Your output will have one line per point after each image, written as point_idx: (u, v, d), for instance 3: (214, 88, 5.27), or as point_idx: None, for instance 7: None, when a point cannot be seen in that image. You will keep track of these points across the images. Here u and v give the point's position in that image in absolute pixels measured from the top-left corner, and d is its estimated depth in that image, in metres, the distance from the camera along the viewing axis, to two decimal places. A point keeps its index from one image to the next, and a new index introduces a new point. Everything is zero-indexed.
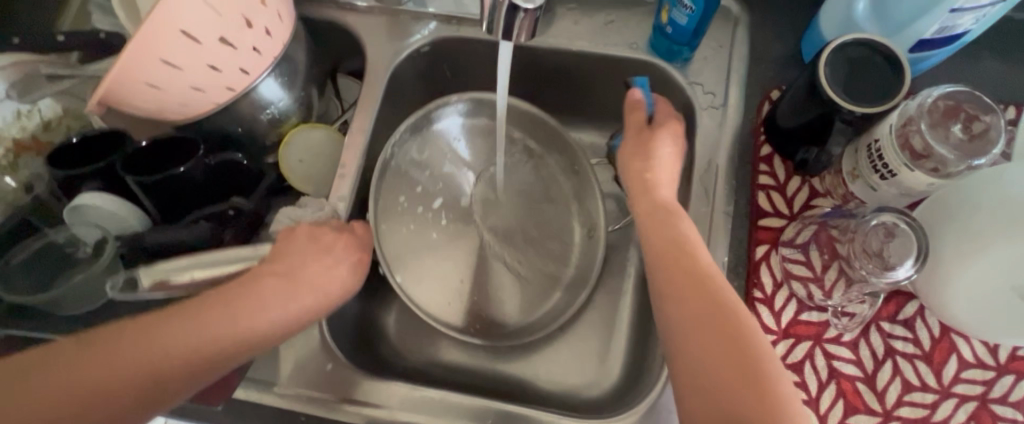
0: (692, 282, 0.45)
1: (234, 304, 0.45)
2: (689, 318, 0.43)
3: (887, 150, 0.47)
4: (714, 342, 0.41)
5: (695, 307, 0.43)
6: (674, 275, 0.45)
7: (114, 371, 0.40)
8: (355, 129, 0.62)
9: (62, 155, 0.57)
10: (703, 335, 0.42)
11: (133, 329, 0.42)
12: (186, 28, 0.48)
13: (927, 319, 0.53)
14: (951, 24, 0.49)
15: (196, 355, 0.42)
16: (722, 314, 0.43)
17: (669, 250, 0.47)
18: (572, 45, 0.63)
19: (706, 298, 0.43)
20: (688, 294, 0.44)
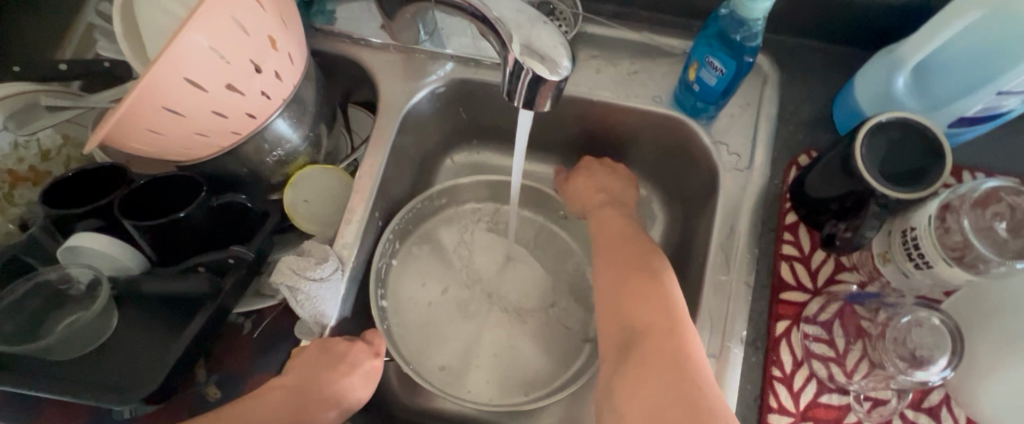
0: (626, 256, 0.54)
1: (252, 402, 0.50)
2: (617, 278, 0.52)
3: (925, 241, 0.45)
4: (635, 294, 0.50)
5: (624, 271, 0.52)
6: (610, 252, 0.55)
7: None
8: (364, 174, 0.60)
9: (59, 194, 0.55)
10: (626, 290, 0.50)
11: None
12: (190, 75, 0.45)
13: (954, 410, 0.50)
14: (996, 105, 0.47)
15: None
16: (647, 275, 0.51)
17: (611, 237, 0.57)
18: (594, 95, 0.61)
19: (633, 265, 0.52)
20: (620, 262, 0.53)
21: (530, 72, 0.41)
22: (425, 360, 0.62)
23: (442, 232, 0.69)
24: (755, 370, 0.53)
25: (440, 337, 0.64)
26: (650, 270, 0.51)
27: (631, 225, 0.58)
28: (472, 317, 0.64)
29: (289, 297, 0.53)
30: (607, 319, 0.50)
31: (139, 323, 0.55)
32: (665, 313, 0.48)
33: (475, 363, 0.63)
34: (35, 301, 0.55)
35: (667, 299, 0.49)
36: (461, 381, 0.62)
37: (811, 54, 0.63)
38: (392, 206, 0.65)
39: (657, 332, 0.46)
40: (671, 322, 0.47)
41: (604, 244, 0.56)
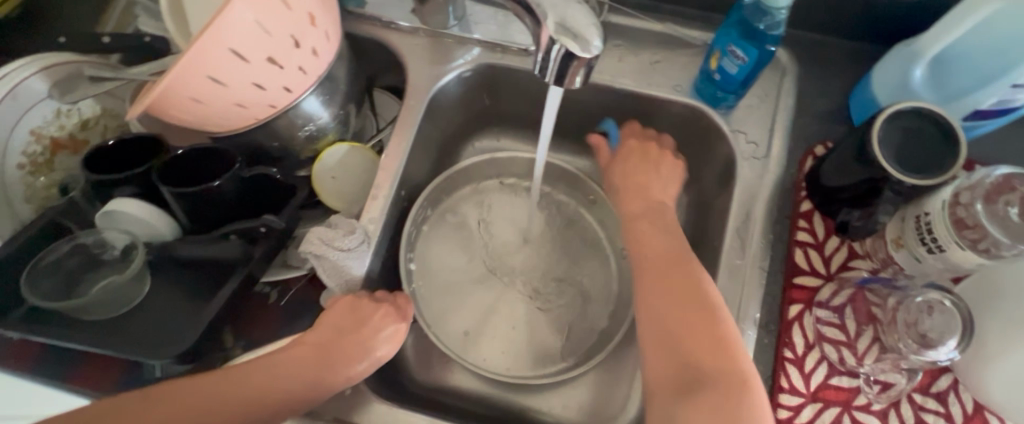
0: (676, 280, 0.49)
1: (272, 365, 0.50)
2: (669, 309, 0.48)
3: (938, 224, 0.47)
4: (689, 329, 0.46)
5: (677, 302, 0.48)
6: (668, 282, 0.49)
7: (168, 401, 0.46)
8: (391, 152, 0.62)
9: (98, 162, 0.57)
10: (677, 318, 0.47)
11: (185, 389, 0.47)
12: (235, 46, 0.47)
13: (960, 394, 0.51)
14: (1011, 97, 0.48)
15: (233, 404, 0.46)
16: (702, 306, 0.47)
17: (661, 263, 0.51)
18: (616, 83, 0.63)
19: (684, 294, 0.48)
20: (671, 287, 0.49)
21: (562, 48, 0.43)
22: (446, 327, 0.65)
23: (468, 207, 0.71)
24: (767, 351, 0.54)
25: (461, 306, 0.66)
26: (704, 300, 0.48)
27: (669, 235, 0.54)
28: (494, 290, 0.66)
29: (316, 265, 0.55)
30: (657, 354, 0.46)
31: (170, 288, 0.57)
32: (724, 361, 0.45)
33: (493, 332, 0.65)
34: (72, 262, 0.57)
35: (721, 337, 0.46)
36: (480, 349, 0.64)
37: (828, 49, 0.64)
38: (416, 185, 0.67)
39: (718, 383, 0.44)
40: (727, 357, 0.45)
41: (649, 263, 0.51)
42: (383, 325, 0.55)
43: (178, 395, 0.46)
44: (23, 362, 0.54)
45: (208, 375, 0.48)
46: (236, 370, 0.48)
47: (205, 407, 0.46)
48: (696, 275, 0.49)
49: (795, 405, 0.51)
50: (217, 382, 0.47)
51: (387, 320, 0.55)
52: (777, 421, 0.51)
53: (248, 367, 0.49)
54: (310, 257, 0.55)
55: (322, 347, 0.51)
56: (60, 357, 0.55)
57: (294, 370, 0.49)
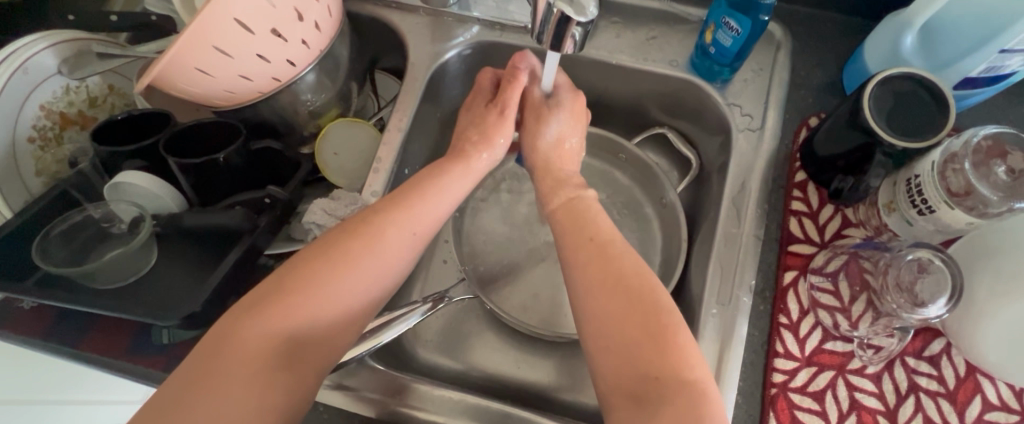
0: (603, 268, 0.46)
1: (358, 237, 0.48)
2: (604, 299, 0.44)
3: (928, 186, 0.48)
4: (624, 321, 0.43)
5: (605, 292, 0.44)
6: (592, 273, 0.46)
7: (275, 313, 0.43)
8: (393, 127, 0.63)
9: (106, 136, 0.58)
10: (601, 281, 0.45)
11: (284, 293, 0.44)
12: (240, 16, 0.48)
13: (953, 358, 0.52)
14: (999, 64, 0.49)
15: (347, 292, 0.46)
16: (633, 294, 0.44)
17: (588, 247, 0.48)
18: (613, 58, 0.64)
19: (613, 282, 0.45)
20: (600, 277, 0.45)
21: (558, 12, 0.44)
22: (494, 292, 0.68)
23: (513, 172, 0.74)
24: (763, 318, 0.55)
25: (507, 275, 0.69)
26: (642, 291, 0.44)
27: (595, 210, 0.52)
28: (539, 257, 0.70)
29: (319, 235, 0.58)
30: (603, 357, 0.42)
31: (178, 258, 0.58)
32: (664, 355, 0.41)
33: (540, 296, 0.67)
34: (82, 234, 0.58)
35: (662, 324, 0.42)
36: (523, 311, 0.67)
37: (823, 25, 0.66)
38: (418, 162, 0.68)
39: (672, 387, 0.40)
40: (659, 320, 0.43)
41: (577, 249, 0.48)
42: (413, 226, 0.50)
43: (229, 358, 0.41)
44: (31, 329, 0.55)
45: (311, 289, 0.45)
46: (281, 307, 0.43)
47: (333, 322, 0.45)
48: (622, 259, 0.46)
49: (790, 368, 0.52)
50: (265, 332, 0.43)
51: (407, 224, 0.49)
52: (773, 384, 0.52)
53: (286, 304, 0.44)
54: (315, 226, 0.58)
55: (353, 260, 0.46)
56: (72, 326, 0.56)
57: (342, 293, 0.46)
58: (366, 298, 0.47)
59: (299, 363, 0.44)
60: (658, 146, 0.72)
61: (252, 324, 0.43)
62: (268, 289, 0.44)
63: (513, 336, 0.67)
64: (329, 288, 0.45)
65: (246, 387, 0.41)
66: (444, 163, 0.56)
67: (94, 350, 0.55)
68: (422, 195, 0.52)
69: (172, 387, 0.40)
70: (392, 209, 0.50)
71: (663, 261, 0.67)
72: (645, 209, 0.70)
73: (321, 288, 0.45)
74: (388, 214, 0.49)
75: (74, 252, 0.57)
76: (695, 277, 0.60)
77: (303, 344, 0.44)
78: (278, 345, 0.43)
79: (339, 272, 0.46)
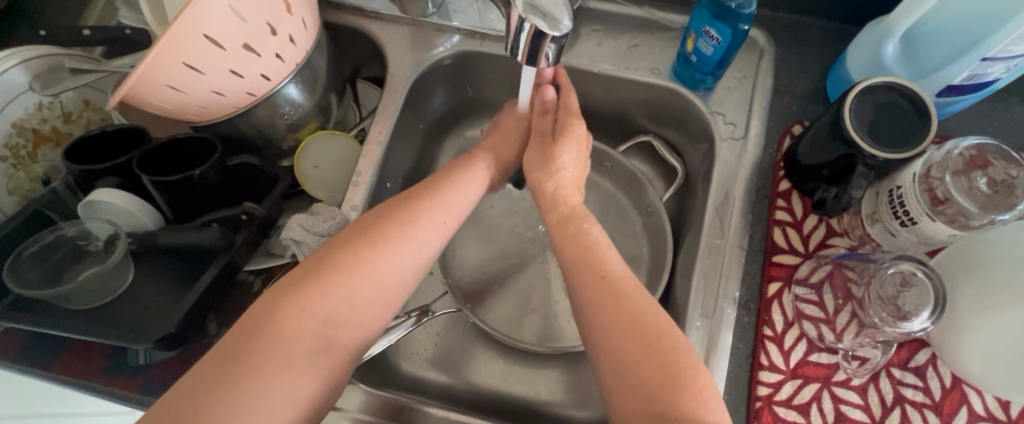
0: (617, 305, 0.45)
1: (392, 222, 0.49)
2: (616, 337, 0.44)
3: (911, 198, 0.47)
4: (639, 359, 0.42)
5: (622, 332, 0.44)
6: (604, 309, 0.45)
7: (314, 293, 0.44)
8: (372, 139, 0.62)
9: (80, 155, 0.57)
10: (615, 322, 0.44)
11: (322, 274, 0.45)
12: (210, 33, 0.47)
13: (939, 369, 0.52)
14: (982, 71, 0.49)
15: (383, 277, 0.47)
16: (648, 334, 0.43)
17: (599, 286, 0.47)
18: (595, 67, 0.63)
19: (628, 321, 0.44)
20: (617, 314, 0.45)
21: (532, 27, 0.43)
22: (479, 304, 0.67)
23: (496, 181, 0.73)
24: (747, 330, 0.54)
25: (492, 287, 0.68)
26: (657, 334, 0.43)
27: (581, 235, 0.52)
28: (524, 267, 0.69)
29: (296, 250, 0.57)
30: (619, 398, 0.41)
31: (155, 276, 0.58)
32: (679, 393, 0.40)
33: (526, 308, 0.67)
34: (55, 253, 0.57)
35: (675, 366, 0.41)
36: (508, 323, 0.66)
37: (806, 31, 0.65)
38: (400, 173, 0.68)
39: None
40: (673, 361, 0.42)
41: (588, 284, 0.47)
42: (441, 217, 0.51)
43: (274, 336, 0.42)
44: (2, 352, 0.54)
45: (348, 270, 0.46)
46: (321, 287, 0.44)
47: (370, 308, 0.46)
48: (638, 299, 0.46)
49: (775, 381, 0.51)
50: (309, 309, 0.43)
51: (438, 215, 0.51)
52: (758, 398, 0.51)
53: (328, 283, 0.44)
54: (293, 243, 0.57)
55: (391, 244, 0.48)
56: (44, 347, 0.55)
57: (381, 277, 0.47)
58: (402, 283, 0.48)
59: (340, 345, 0.44)
60: (643, 154, 0.71)
61: (294, 303, 0.43)
62: (306, 271, 0.45)
63: (499, 349, 0.66)
64: (365, 271, 0.46)
65: (292, 365, 0.41)
66: (462, 163, 0.57)
67: (67, 372, 0.54)
68: (447, 190, 0.54)
69: (216, 364, 0.40)
70: (423, 199, 0.52)
71: (649, 270, 0.66)
72: (630, 218, 0.69)
73: (358, 270, 0.46)
74: (419, 204, 0.51)
75: (47, 273, 0.56)
76: (680, 288, 0.59)
77: (341, 327, 0.44)
78: (320, 323, 0.43)
79: (376, 255, 0.47)
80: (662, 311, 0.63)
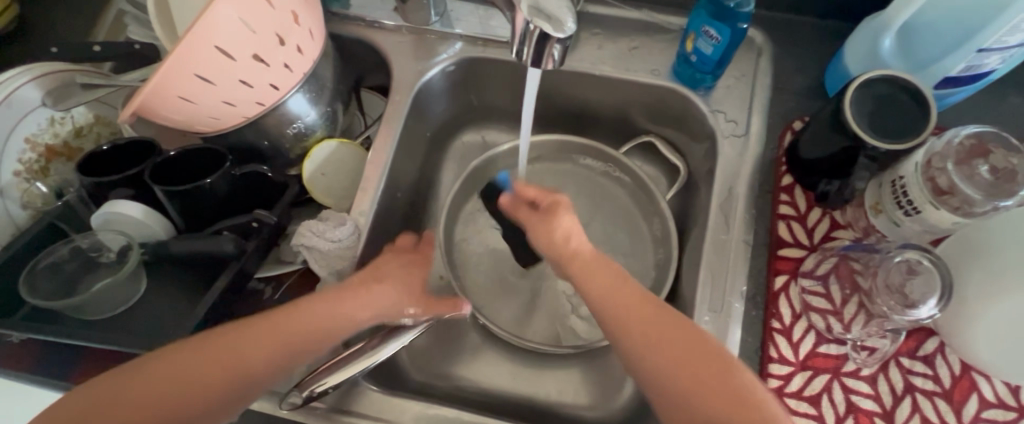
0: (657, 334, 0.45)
1: (255, 320, 0.48)
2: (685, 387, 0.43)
3: (912, 186, 0.48)
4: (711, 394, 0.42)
5: (687, 367, 0.43)
6: (664, 341, 0.45)
7: (138, 384, 0.44)
8: (379, 146, 0.63)
9: (94, 169, 0.59)
10: (681, 358, 0.44)
11: (160, 365, 0.45)
12: (221, 44, 0.49)
13: (947, 356, 0.52)
14: (978, 62, 0.50)
15: (233, 370, 0.46)
16: (714, 370, 0.43)
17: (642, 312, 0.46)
18: (596, 69, 0.64)
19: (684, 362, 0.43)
20: (675, 351, 0.44)
21: (536, 30, 0.44)
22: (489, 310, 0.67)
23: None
24: (756, 323, 0.55)
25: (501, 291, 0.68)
26: (723, 370, 0.43)
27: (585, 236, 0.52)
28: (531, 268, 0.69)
29: (309, 257, 0.58)
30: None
31: (168, 287, 0.58)
32: (750, 415, 0.41)
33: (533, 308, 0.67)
34: (66, 267, 0.58)
35: (747, 395, 0.42)
36: (513, 324, 0.67)
37: (803, 28, 0.66)
38: (406, 179, 0.68)
39: None
40: (746, 396, 0.42)
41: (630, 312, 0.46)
42: (312, 317, 0.49)
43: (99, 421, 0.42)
44: (17, 364, 0.55)
45: (180, 363, 0.45)
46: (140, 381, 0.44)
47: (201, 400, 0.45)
48: (673, 320, 0.46)
49: (785, 374, 0.52)
50: (115, 405, 0.43)
51: (309, 315, 0.49)
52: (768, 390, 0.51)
53: (164, 377, 0.44)
54: (304, 248, 0.57)
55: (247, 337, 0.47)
56: (57, 359, 0.56)
57: (228, 369, 0.46)
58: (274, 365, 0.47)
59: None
60: (645, 154, 0.72)
61: (122, 396, 0.43)
62: (154, 357, 0.45)
63: (508, 352, 0.67)
64: (211, 362, 0.45)
65: None
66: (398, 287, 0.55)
67: (82, 382, 0.54)
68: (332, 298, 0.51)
69: None
70: (302, 305, 0.50)
71: (655, 268, 0.67)
72: (634, 219, 0.70)
73: (202, 363, 0.45)
74: (292, 309, 0.49)
75: (61, 288, 0.57)
76: (687, 284, 0.60)
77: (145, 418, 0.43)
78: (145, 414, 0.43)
79: (225, 348, 0.46)
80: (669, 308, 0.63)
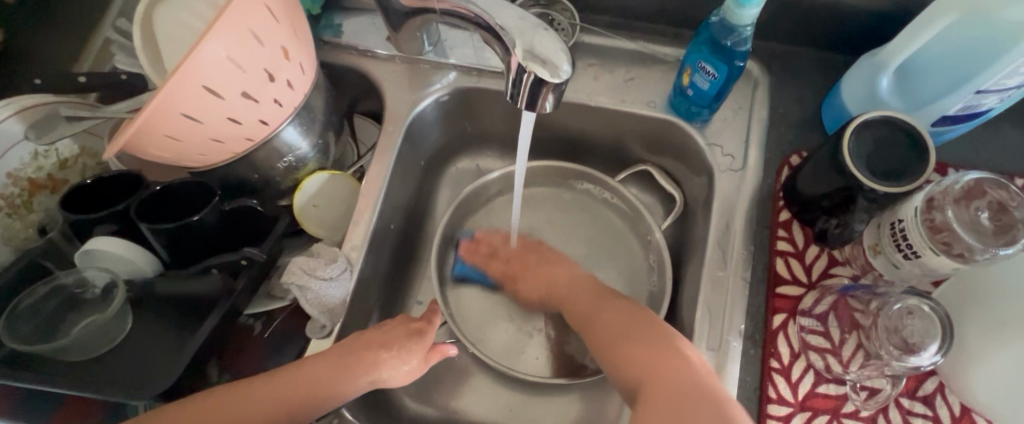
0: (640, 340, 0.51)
1: (252, 382, 0.49)
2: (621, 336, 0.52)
3: (911, 230, 0.48)
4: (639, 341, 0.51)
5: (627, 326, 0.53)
6: (613, 314, 0.55)
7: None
8: (372, 179, 0.62)
9: (77, 203, 0.57)
10: (620, 320, 0.54)
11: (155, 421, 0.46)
12: (209, 83, 0.47)
13: (947, 397, 0.51)
14: (976, 103, 0.49)
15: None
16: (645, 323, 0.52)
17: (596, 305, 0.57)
18: (592, 101, 0.64)
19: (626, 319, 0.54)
20: (618, 322, 0.54)
21: (532, 75, 0.44)
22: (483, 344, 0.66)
23: (495, 213, 0.73)
24: (754, 362, 0.54)
25: (495, 323, 0.67)
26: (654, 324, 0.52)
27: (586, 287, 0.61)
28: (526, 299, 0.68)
29: (299, 296, 0.56)
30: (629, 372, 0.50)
31: (155, 323, 0.56)
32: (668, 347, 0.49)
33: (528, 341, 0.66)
34: (48, 306, 0.56)
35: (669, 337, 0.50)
36: (506, 357, 0.65)
37: (799, 59, 0.66)
38: (399, 209, 0.67)
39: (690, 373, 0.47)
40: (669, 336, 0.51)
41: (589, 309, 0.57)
42: (308, 381, 0.50)
43: None
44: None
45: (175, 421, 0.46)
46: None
47: None
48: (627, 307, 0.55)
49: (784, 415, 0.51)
50: None
51: (305, 378, 0.50)
52: None
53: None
54: (294, 287, 0.56)
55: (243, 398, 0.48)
56: (40, 401, 0.54)
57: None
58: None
59: None
60: (641, 182, 0.72)
61: None
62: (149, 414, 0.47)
63: (503, 385, 0.66)
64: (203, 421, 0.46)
65: None
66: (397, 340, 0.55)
67: None
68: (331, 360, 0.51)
69: None
70: (300, 369, 0.50)
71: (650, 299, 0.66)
72: (628, 248, 0.69)
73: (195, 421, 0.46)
74: (290, 372, 0.50)
75: (42, 327, 0.55)
76: (684, 320, 0.59)
77: None
78: None
79: (220, 408, 0.47)
80: None
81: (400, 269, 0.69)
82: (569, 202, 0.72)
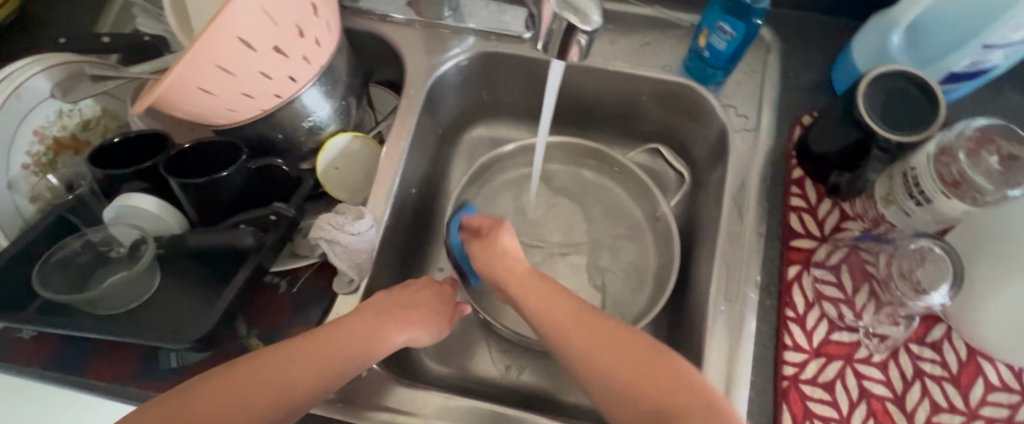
0: (632, 356, 0.46)
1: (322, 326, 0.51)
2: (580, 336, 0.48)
3: (924, 176, 0.50)
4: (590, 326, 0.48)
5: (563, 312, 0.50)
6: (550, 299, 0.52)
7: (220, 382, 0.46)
8: (395, 140, 0.63)
9: (103, 158, 0.57)
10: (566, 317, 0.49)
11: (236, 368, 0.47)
12: (243, 34, 0.48)
13: (954, 342, 0.54)
14: (983, 58, 0.52)
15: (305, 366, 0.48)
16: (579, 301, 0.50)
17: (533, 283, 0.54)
18: (609, 65, 0.65)
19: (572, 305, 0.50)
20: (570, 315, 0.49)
21: (564, 21, 0.45)
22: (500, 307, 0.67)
23: (511, 179, 0.74)
24: (770, 313, 0.56)
25: None
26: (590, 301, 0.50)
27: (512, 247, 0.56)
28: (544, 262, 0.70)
29: (329, 249, 0.57)
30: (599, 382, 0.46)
31: (183, 280, 0.58)
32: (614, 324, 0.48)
33: None
34: (77, 261, 0.57)
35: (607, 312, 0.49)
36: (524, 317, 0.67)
37: (808, 26, 0.68)
38: (419, 173, 0.69)
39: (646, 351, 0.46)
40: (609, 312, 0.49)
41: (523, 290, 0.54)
42: (377, 318, 0.52)
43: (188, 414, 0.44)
44: (29, 359, 0.54)
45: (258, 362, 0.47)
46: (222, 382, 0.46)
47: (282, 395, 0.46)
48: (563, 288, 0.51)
49: (799, 361, 0.53)
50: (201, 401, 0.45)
51: (373, 315, 0.52)
52: (784, 377, 0.52)
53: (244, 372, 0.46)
54: (323, 242, 0.57)
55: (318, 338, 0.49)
56: (69, 355, 0.55)
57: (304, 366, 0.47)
58: (303, 395, 0.47)
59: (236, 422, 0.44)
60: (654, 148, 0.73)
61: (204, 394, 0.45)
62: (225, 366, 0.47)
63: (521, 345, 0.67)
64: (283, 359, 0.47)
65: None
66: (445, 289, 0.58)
67: (98, 376, 0.54)
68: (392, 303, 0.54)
69: None
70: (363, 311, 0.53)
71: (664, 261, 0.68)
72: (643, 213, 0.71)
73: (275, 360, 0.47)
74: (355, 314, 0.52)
75: (72, 280, 0.56)
76: (700, 277, 0.61)
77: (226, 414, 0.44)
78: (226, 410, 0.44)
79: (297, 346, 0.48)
80: (680, 300, 0.65)
81: (418, 234, 0.70)
82: (584, 167, 0.74)
